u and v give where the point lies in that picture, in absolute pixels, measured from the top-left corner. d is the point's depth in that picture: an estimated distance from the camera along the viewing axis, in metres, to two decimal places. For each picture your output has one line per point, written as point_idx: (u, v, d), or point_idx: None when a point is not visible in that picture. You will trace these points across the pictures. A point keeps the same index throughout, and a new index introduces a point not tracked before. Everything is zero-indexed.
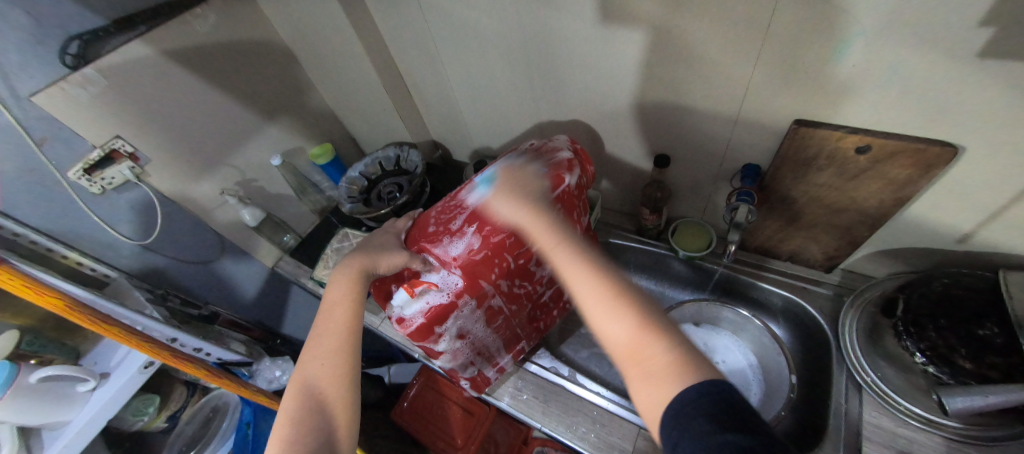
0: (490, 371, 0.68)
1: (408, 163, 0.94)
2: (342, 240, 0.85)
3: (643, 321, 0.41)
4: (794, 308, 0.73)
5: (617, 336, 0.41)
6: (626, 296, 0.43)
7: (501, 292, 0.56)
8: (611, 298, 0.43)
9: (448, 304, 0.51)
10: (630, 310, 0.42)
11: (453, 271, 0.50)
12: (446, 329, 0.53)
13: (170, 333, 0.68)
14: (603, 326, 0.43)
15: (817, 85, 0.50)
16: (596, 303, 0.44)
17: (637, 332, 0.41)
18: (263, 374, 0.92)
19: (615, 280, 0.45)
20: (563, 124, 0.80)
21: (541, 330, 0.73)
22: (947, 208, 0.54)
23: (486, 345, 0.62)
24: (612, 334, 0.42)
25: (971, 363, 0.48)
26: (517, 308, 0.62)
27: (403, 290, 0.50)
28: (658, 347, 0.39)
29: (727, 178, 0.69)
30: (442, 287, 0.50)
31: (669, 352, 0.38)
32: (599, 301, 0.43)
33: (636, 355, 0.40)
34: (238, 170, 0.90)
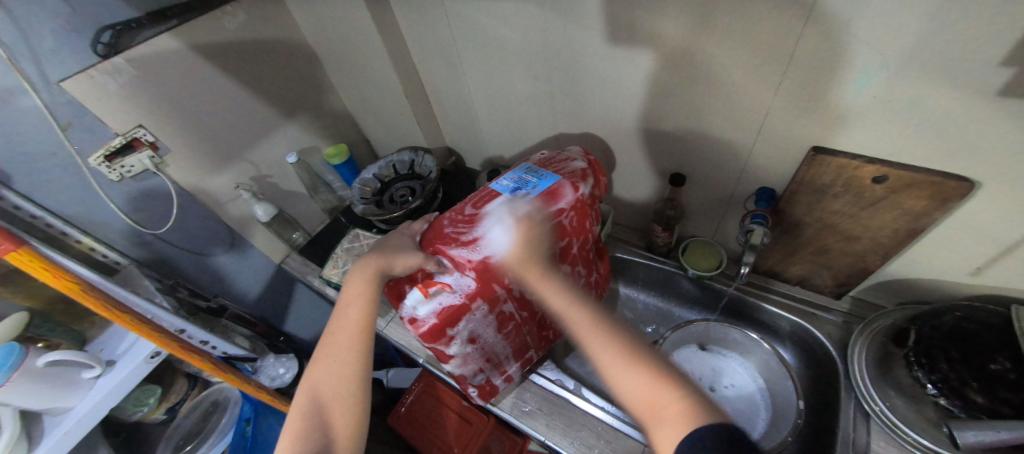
0: (498, 380, 0.68)
1: (422, 168, 0.95)
2: (353, 240, 0.86)
3: (657, 375, 0.41)
4: (802, 334, 0.73)
5: (634, 392, 0.41)
6: (638, 351, 0.43)
7: (513, 298, 0.56)
8: (625, 357, 0.43)
9: (461, 305, 0.50)
10: (643, 366, 0.42)
11: (469, 273, 0.50)
12: (457, 332, 0.53)
13: (180, 324, 0.67)
14: (619, 386, 0.42)
15: (837, 115, 0.51)
16: (610, 360, 0.43)
17: (649, 384, 0.41)
18: (265, 371, 0.91)
19: (626, 336, 0.45)
20: (579, 137, 0.81)
21: (549, 341, 0.72)
22: (960, 242, 0.54)
23: (496, 352, 0.62)
24: (625, 385, 0.42)
25: (983, 397, 0.48)
26: (528, 315, 0.61)
27: (417, 290, 0.49)
28: (672, 397, 0.39)
29: (741, 200, 0.70)
30: (455, 288, 0.50)
31: (683, 401, 0.39)
32: (614, 360, 0.43)
33: (651, 406, 0.40)
34: (254, 165, 0.91)
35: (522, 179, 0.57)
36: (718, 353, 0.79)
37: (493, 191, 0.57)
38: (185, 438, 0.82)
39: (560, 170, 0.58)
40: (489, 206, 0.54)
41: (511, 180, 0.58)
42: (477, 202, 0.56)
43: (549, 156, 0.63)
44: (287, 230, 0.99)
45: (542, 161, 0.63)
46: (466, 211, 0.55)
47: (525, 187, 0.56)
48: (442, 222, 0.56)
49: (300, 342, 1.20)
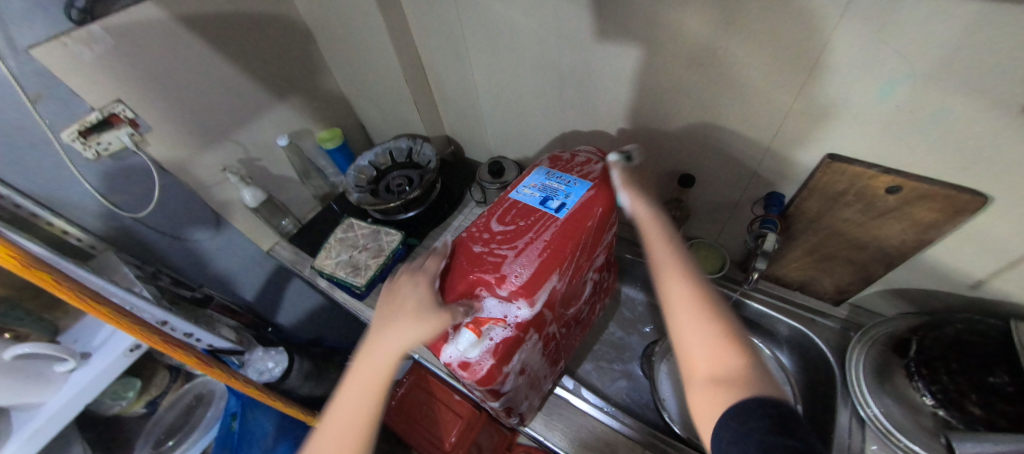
0: (536, 400, 0.66)
1: (421, 156, 0.92)
2: (347, 230, 0.83)
3: (722, 336, 0.42)
4: (800, 338, 0.73)
5: (700, 349, 0.42)
6: (712, 303, 0.45)
7: (556, 319, 0.54)
8: (699, 309, 0.44)
9: (515, 338, 0.47)
10: (714, 319, 0.43)
11: (519, 301, 0.46)
12: (511, 368, 0.50)
13: (161, 315, 0.60)
14: (682, 343, 0.44)
15: (858, 121, 0.50)
16: (679, 311, 0.45)
17: (713, 341, 0.42)
18: (254, 365, 0.79)
19: (706, 290, 0.46)
20: (587, 133, 0.79)
21: (572, 350, 0.71)
22: (965, 254, 0.54)
23: (539, 375, 0.60)
24: (690, 339, 0.43)
25: (981, 409, 0.50)
26: (565, 331, 0.60)
27: (469, 331, 0.46)
28: (735, 361, 0.40)
29: (749, 204, 0.69)
30: (509, 322, 0.47)
31: (744, 365, 0.39)
32: (686, 309, 0.45)
33: (714, 367, 0.40)
34: (243, 147, 0.87)
35: (547, 188, 0.56)
36: None
37: (522, 204, 0.55)
38: (166, 433, 0.79)
39: (586, 174, 0.57)
40: (521, 221, 0.52)
41: (535, 189, 0.57)
42: (506, 218, 0.54)
43: (561, 159, 0.61)
44: (276, 216, 0.94)
45: (555, 163, 0.60)
46: (496, 229, 0.53)
47: (557, 196, 0.54)
48: (472, 245, 0.53)
49: (288, 333, 1.16)
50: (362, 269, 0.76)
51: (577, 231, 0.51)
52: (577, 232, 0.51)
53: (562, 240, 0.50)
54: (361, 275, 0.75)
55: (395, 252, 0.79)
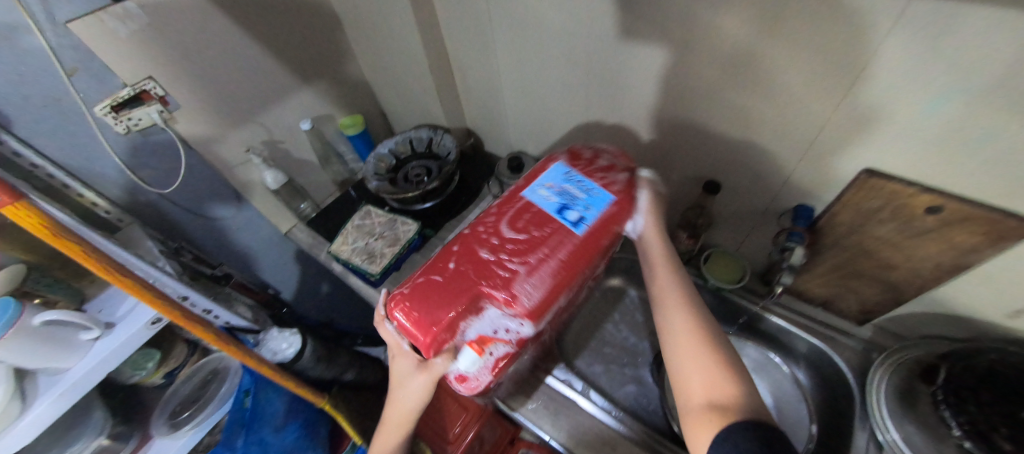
0: (512, 391, 0.71)
1: (440, 147, 0.91)
2: (364, 217, 0.83)
3: (719, 367, 0.45)
4: (819, 357, 0.71)
5: (698, 375, 0.45)
6: (710, 335, 0.48)
7: (546, 330, 0.57)
8: (697, 339, 0.47)
9: (511, 354, 0.50)
10: (711, 349, 0.46)
11: (525, 321, 0.46)
12: (502, 377, 0.53)
13: (183, 290, 0.61)
14: (680, 371, 0.47)
15: (900, 137, 0.47)
16: (681, 337, 0.48)
17: (709, 369, 0.45)
18: (268, 344, 0.76)
19: (704, 320, 0.49)
20: (610, 134, 0.77)
21: (551, 344, 0.73)
22: (1005, 282, 0.52)
23: (517, 371, 0.65)
24: (687, 365, 0.46)
25: (1011, 444, 0.46)
26: (548, 336, 0.63)
27: (473, 350, 0.47)
28: (730, 388, 0.43)
29: (776, 216, 0.67)
30: (511, 340, 0.49)
31: (738, 395, 0.42)
32: (687, 339, 0.48)
33: (711, 394, 0.43)
34: (266, 129, 0.87)
35: (564, 192, 0.53)
36: None
37: (538, 209, 0.51)
38: (183, 405, 0.80)
39: (608, 185, 0.54)
40: (535, 229, 0.49)
41: (553, 193, 0.53)
42: (519, 224, 0.50)
43: (581, 160, 0.57)
44: (294, 199, 0.94)
45: (574, 162, 0.57)
46: (506, 237, 0.49)
47: (575, 207, 0.51)
48: (480, 249, 0.49)
49: (302, 314, 1.18)
50: (378, 257, 0.77)
51: (590, 250, 0.49)
52: (590, 251, 0.49)
53: (575, 260, 0.48)
54: (376, 263, 0.76)
55: (412, 241, 0.79)
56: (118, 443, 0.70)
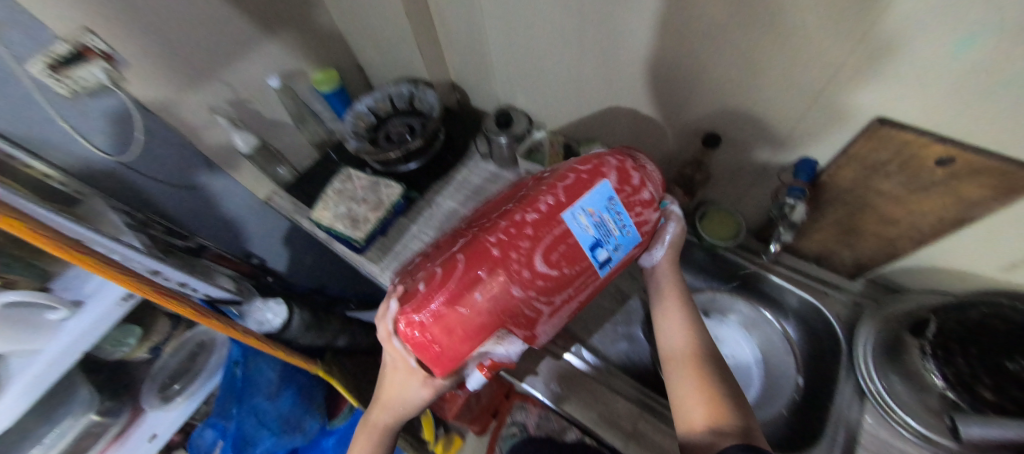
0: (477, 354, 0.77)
1: (423, 103, 0.85)
2: (345, 181, 0.79)
3: (715, 393, 0.47)
4: (808, 311, 0.72)
5: (696, 403, 0.47)
6: (709, 370, 0.50)
7: None
8: (695, 372, 0.50)
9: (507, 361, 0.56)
10: (708, 382, 0.48)
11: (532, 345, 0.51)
12: None
13: (151, 264, 0.57)
14: (679, 398, 0.49)
15: (923, 80, 0.43)
16: (680, 371, 0.51)
17: (707, 401, 0.47)
18: (253, 315, 0.75)
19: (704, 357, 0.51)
20: (605, 86, 0.71)
21: None
22: (1008, 236, 0.50)
23: None
24: (684, 398, 0.49)
25: (993, 394, 0.48)
26: None
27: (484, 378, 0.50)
28: (730, 419, 0.44)
29: (776, 171, 0.65)
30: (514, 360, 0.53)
31: (737, 425, 0.44)
32: (686, 366, 0.51)
33: (711, 418, 0.45)
34: (231, 88, 0.79)
35: (603, 224, 0.45)
36: (725, 323, 0.79)
37: (573, 241, 0.44)
38: (172, 377, 0.81)
39: (643, 223, 0.48)
40: (566, 266, 0.45)
41: (592, 223, 0.45)
42: (550, 260, 0.44)
43: (628, 177, 0.47)
44: (270, 164, 0.86)
45: (622, 183, 0.47)
46: (534, 277, 0.44)
47: (608, 244, 0.46)
48: (507, 287, 0.43)
49: (291, 281, 1.16)
50: (361, 222, 0.74)
51: (604, 282, 0.50)
52: (603, 282, 0.50)
53: (589, 293, 0.49)
54: (360, 229, 0.73)
55: (396, 205, 0.76)
56: (109, 419, 0.70)
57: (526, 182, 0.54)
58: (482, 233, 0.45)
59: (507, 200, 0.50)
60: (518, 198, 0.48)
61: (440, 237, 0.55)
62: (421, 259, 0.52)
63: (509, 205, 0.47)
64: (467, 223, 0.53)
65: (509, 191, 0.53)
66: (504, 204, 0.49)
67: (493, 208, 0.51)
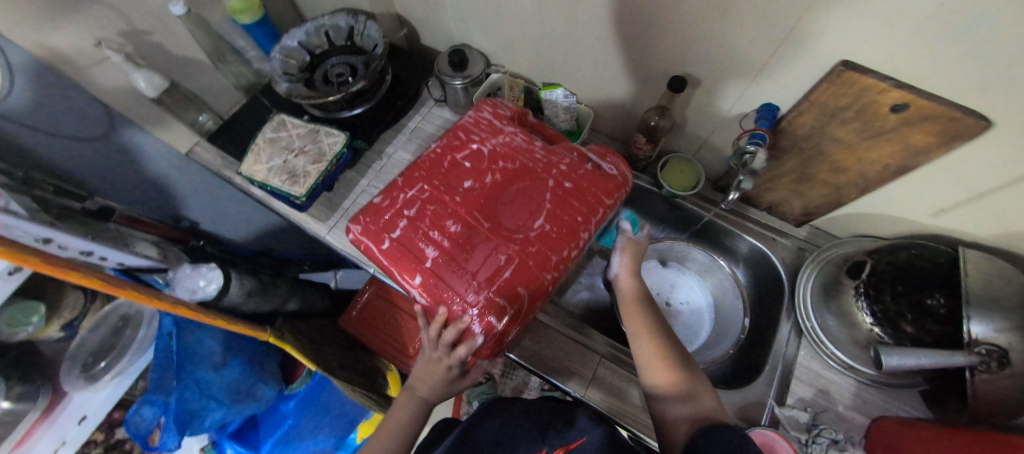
0: None
1: (365, 39, 0.75)
2: (277, 129, 0.70)
3: (673, 363, 0.49)
4: (757, 257, 0.76)
5: (659, 371, 0.49)
6: (664, 340, 0.51)
7: None
8: (653, 343, 0.51)
9: None
10: (665, 352, 0.50)
11: None
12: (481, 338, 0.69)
13: (40, 232, 0.48)
14: (646, 368, 0.50)
15: (889, 21, 0.40)
16: (640, 345, 0.52)
17: (670, 370, 0.48)
18: (183, 283, 0.68)
19: (659, 328, 0.53)
20: (568, 24, 0.64)
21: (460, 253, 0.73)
22: (941, 181, 0.53)
23: None
24: (649, 371, 0.50)
25: (912, 328, 0.52)
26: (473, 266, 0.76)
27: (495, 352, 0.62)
28: (696, 386, 0.46)
29: (738, 120, 0.64)
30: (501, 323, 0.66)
31: (701, 392, 0.45)
32: (649, 342, 0.52)
33: (680, 385, 0.47)
34: (120, 13, 0.64)
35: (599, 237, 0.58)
36: (680, 272, 0.83)
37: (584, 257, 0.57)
38: (95, 355, 0.75)
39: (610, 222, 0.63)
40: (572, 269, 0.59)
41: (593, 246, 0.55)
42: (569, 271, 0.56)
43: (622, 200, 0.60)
44: (187, 110, 0.78)
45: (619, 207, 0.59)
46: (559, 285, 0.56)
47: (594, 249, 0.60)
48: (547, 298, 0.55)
49: (230, 243, 1.06)
50: (300, 177, 0.66)
51: None
52: None
53: None
54: (299, 184, 0.65)
55: (340, 156, 0.68)
56: (22, 405, 0.62)
57: (541, 172, 0.56)
58: (530, 260, 0.51)
59: (534, 207, 0.54)
60: (551, 218, 0.53)
61: (453, 224, 0.53)
62: (446, 261, 0.51)
63: (547, 227, 0.52)
64: (488, 218, 0.53)
65: (527, 184, 0.55)
66: (537, 219, 0.53)
67: (518, 208, 0.53)
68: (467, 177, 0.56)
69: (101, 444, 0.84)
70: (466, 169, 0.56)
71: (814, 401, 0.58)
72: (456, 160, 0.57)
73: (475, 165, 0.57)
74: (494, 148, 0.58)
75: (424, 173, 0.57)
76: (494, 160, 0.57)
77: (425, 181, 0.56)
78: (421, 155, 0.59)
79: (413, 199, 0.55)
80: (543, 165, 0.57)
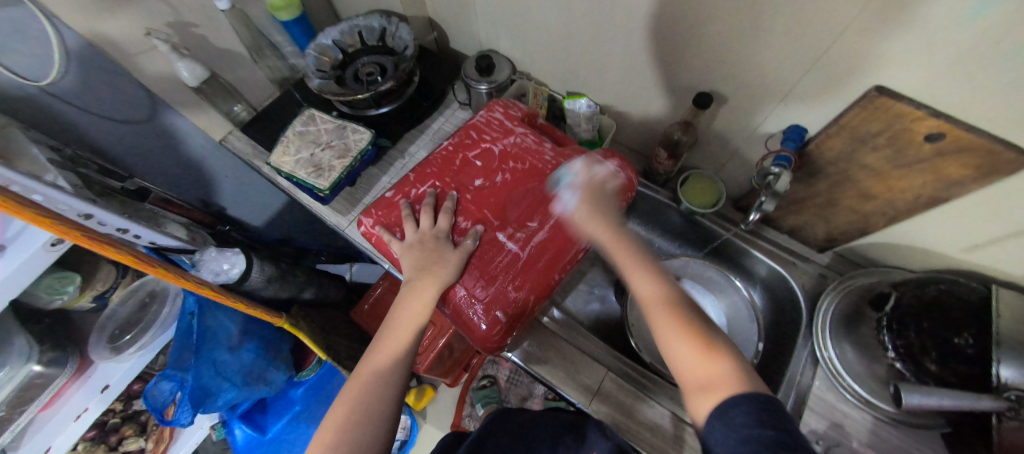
0: (442, 340, 0.82)
1: (396, 40, 0.77)
2: (307, 123, 0.72)
3: (706, 342, 0.42)
4: (775, 280, 0.74)
5: (685, 351, 0.42)
6: (692, 317, 0.44)
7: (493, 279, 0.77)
8: (675, 317, 0.44)
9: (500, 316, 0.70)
10: (694, 332, 0.43)
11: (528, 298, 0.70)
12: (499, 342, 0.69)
13: (83, 208, 0.51)
14: (668, 341, 0.44)
15: (927, 48, 0.40)
16: (660, 318, 0.45)
17: (704, 354, 0.41)
18: (207, 265, 0.71)
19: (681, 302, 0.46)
20: (596, 35, 0.65)
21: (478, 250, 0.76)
22: (977, 215, 0.51)
23: None
24: (680, 354, 0.43)
25: (936, 366, 0.50)
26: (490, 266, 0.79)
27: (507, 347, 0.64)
28: (729, 369, 0.39)
29: (763, 139, 0.63)
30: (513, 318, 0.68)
31: (737, 373, 0.39)
32: (668, 320, 0.44)
33: (706, 367, 0.40)
34: (170, 6, 0.67)
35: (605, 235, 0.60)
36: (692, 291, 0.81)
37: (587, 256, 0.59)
38: (122, 327, 0.77)
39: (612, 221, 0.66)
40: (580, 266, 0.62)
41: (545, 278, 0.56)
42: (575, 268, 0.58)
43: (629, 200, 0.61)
44: (223, 100, 0.81)
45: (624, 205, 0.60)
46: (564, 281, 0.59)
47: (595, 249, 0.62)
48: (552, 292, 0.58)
49: (255, 231, 1.10)
50: (326, 171, 0.68)
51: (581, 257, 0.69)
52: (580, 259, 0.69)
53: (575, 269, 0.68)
54: (324, 177, 0.67)
55: (365, 153, 0.70)
56: (53, 369, 0.66)
57: (550, 173, 0.58)
58: (536, 259, 0.54)
59: (541, 207, 0.56)
60: (555, 218, 0.56)
61: (464, 220, 0.56)
62: None
63: (552, 227, 0.55)
64: (497, 216, 0.56)
65: (535, 182, 0.58)
66: (544, 217, 0.56)
67: (525, 206, 0.57)
68: (478, 174, 0.59)
69: (120, 415, 0.88)
70: (476, 167, 0.60)
71: (826, 434, 0.56)
72: (467, 157, 0.61)
73: (485, 164, 0.60)
74: (504, 148, 0.61)
75: (435, 170, 0.60)
76: (504, 160, 0.60)
77: (436, 178, 0.60)
78: (433, 152, 0.63)
79: (424, 195, 0.59)
80: (552, 166, 0.59)
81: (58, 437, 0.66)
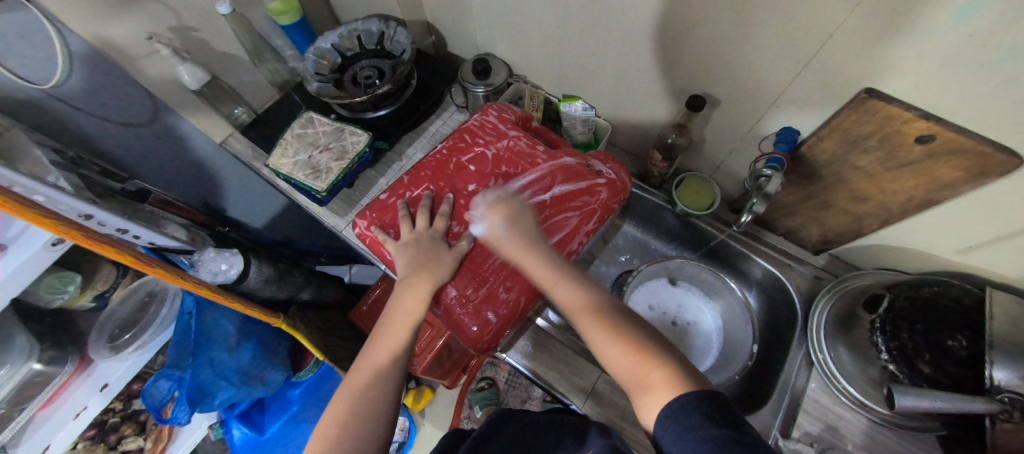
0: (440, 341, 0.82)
1: (394, 44, 0.78)
2: (305, 126, 0.73)
3: (637, 344, 0.43)
4: (771, 282, 0.74)
5: (618, 359, 0.43)
6: (618, 324, 0.45)
7: None
8: (603, 324, 0.46)
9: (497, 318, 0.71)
10: (623, 337, 0.44)
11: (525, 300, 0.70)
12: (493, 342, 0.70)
13: (83, 208, 0.52)
14: (600, 349, 0.45)
15: (914, 50, 0.40)
16: (592, 330, 0.46)
17: (635, 356, 0.42)
18: (205, 266, 0.72)
19: (606, 309, 0.48)
20: (591, 38, 0.66)
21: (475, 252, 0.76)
22: (970, 217, 0.51)
23: None
24: (614, 360, 0.44)
25: (929, 368, 0.50)
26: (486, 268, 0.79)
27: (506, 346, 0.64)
28: (653, 369, 0.40)
29: (756, 141, 0.63)
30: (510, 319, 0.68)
31: (665, 369, 0.40)
32: (601, 333, 0.45)
33: (636, 370, 0.41)
34: (171, 10, 0.68)
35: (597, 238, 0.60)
36: (686, 292, 0.82)
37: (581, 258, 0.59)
38: (122, 327, 0.79)
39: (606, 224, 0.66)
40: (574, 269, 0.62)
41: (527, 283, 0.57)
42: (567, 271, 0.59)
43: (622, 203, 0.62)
44: (223, 102, 0.82)
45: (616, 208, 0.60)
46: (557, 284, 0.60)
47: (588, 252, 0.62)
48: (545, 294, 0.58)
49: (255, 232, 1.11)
50: (323, 173, 0.68)
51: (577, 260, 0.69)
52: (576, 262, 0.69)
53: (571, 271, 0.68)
54: (321, 179, 0.68)
55: (362, 155, 0.71)
56: (53, 368, 0.67)
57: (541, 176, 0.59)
58: None
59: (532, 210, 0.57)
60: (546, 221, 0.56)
61: (458, 223, 0.57)
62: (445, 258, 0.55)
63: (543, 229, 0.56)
64: None
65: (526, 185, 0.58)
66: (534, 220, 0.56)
67: None
68: (472, 178, 0.60)
69: (119, 414, 0.89)
70: (470, 170, 0.61)
71: (821, 437, 0.56)
72: (461, 160, 0.61)
73: (479, 168, 0.60)
74: (498, 151, 0.62)
75: (430, 173, 0.61)
76: (497, 163, 0.61)
77: (431, 181, 0.60)
78: (428, 155, 0.63)
79: (419, 197, 0.59)
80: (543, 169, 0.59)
81: (58, 436, 0.67)
